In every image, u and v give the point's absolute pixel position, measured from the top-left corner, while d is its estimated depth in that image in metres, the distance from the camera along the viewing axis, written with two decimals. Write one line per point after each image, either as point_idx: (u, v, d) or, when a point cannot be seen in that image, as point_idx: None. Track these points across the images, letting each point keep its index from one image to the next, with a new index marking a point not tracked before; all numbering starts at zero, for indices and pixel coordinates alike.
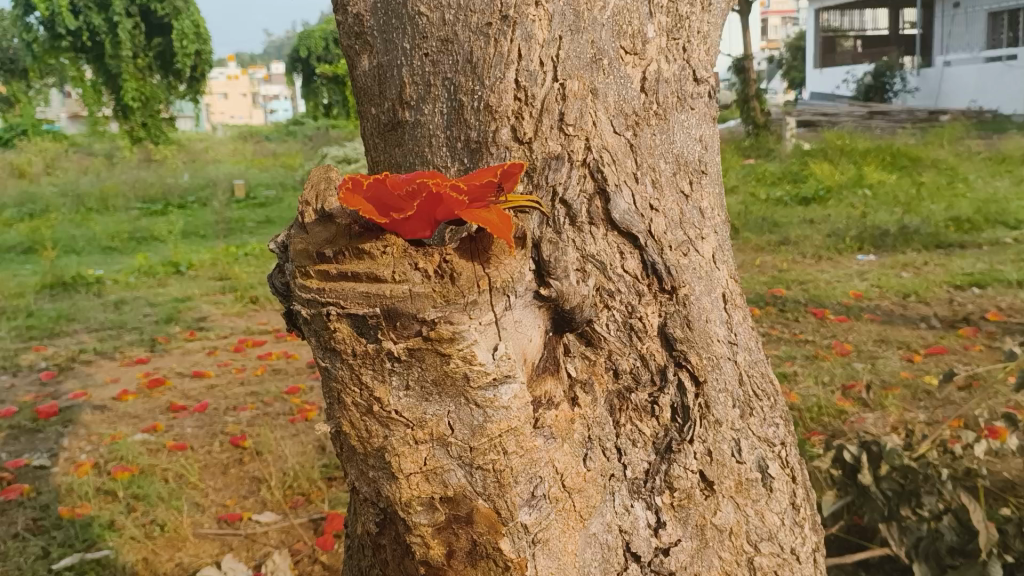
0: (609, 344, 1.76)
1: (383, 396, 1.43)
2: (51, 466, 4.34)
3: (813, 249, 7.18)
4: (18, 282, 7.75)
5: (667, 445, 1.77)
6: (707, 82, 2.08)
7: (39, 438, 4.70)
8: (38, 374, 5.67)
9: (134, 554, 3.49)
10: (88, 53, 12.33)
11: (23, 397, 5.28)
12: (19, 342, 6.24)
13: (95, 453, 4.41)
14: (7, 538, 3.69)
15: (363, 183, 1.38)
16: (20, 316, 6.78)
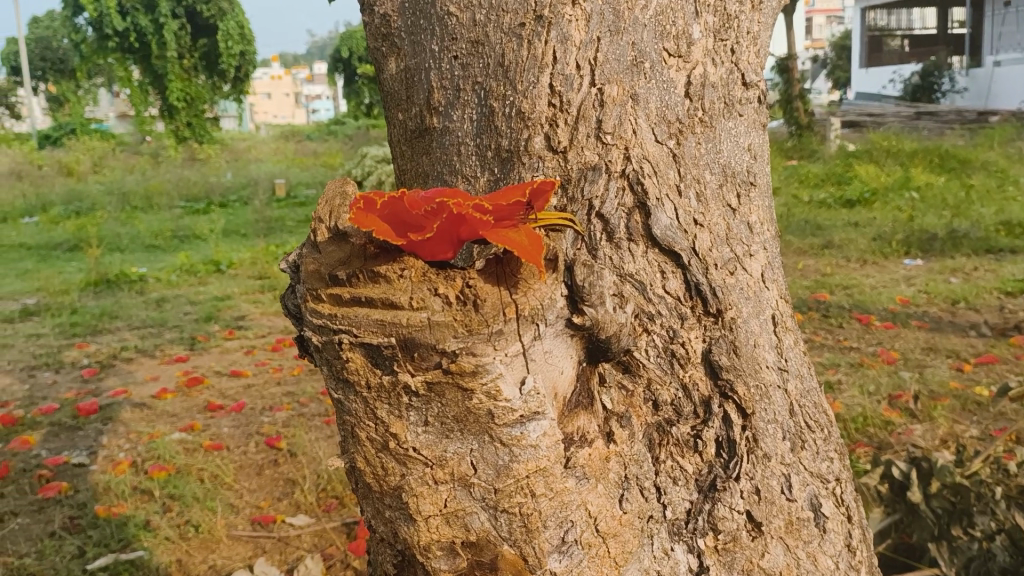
0: (649, 373, 1.62)
1: (399, 433, 1.31)
2: (90, 465, 4.29)
3: (858, 253, 6.95)
4: (63, 279, 7.78)
5: (710, 483, 1.64)
6: (757, 86, 1.93)
7: (78, 435, 4.66)
8: (80, 370, 5.65)
9: (168, 555, 3.44)
10: (135, 54, 12.36)
11: (64, 394, 5.24)
12: (62, 339, 6.24)
13: (133, 452, 4.36)
14: (42, 537, 3.63)
15: (377, 202, 1.26)
16: (65, 313, 6.78)
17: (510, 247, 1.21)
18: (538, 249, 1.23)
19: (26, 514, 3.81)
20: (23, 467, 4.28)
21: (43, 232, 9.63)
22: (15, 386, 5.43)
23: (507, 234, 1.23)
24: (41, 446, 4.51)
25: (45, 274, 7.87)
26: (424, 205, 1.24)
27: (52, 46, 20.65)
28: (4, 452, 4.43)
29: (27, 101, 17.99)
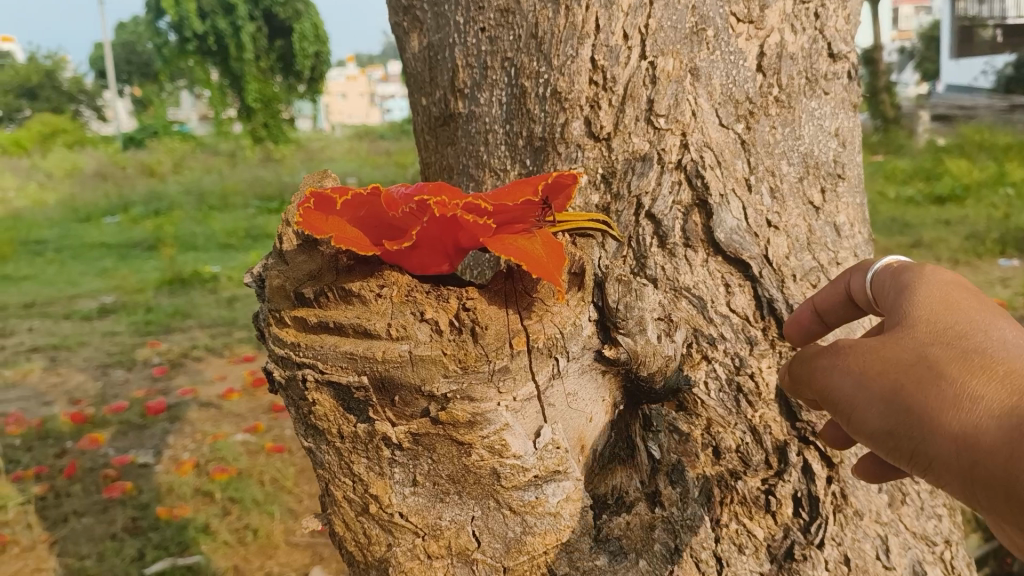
0: (709, 412, 1.29)
1: (381, 495, 1.02)
2: (155, 465, 3.60)
3: (948, 252, 6.39)
4: (140, 276, 6.93)
5: (786, 551, 1.23)
6: (849, 57, 1.58)
7: (146, 435, 3.92)
8: (151, 369, 4.95)
9: (227, 560, 2.91)
10: (214, 57, 9.02)
11: (134, 393, 4.58)
12: (136, 337, 5.50)
13: (198, 453, 3.67)
14: (103, 539, 3.05)
15: (337, 202, 0.98)
16: (139, 311, 5.96)
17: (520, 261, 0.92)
18: (554, 260, 0.95)
19: (90, 514, 3.20)
20: (91, 466, 3.58)
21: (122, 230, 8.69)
22: (85, 383, 4.78)
23: (514, 242, 0.96)
24: (110, 445, 3.78)
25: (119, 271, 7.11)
26: (402, 208, 0.96)
27: (137, 49, 19.51)
28: (73, 450, 3.73)
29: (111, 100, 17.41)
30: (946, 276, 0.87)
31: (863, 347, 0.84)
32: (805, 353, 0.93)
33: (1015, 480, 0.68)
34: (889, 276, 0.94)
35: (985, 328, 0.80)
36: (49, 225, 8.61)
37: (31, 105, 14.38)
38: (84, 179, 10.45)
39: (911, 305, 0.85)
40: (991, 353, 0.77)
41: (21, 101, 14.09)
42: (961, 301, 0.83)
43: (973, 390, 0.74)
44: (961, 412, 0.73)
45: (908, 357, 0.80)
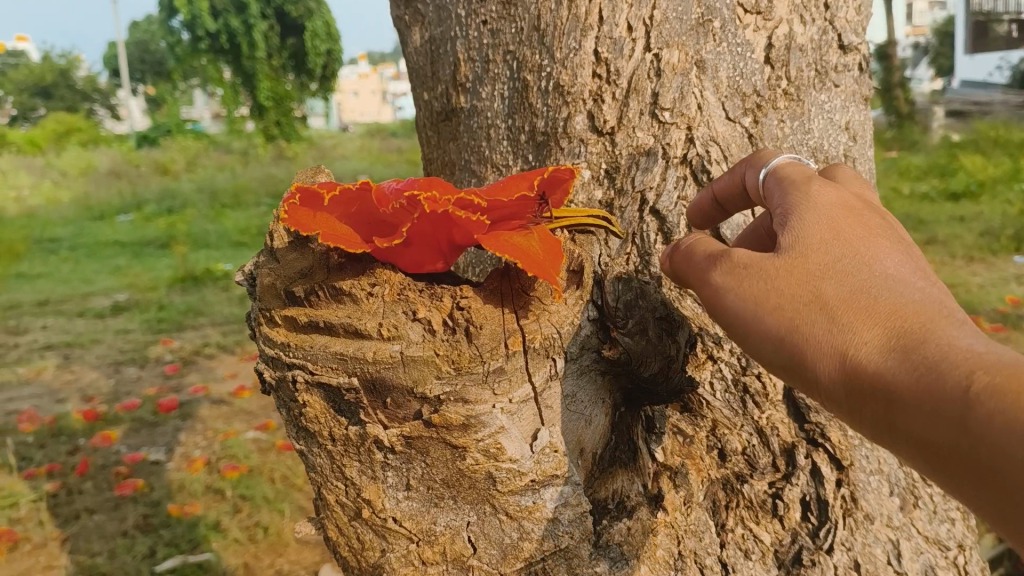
0: (715, 413, 1.23)
1: (374, 500, 0.99)
2: (167, 462, 3.47)
3: (963, 249, 6.30)
4: (153, 274, 6.81)
5: (794, 556, 1.20)
6: (859, 49, 1.54)
7: (158, 432, 3.80)
8: (163, 366, 4.81)
9: (238, 558, 2.80)
10: (228, 56, 8.97)
11: (147, 390, 4.45)
12: (149, 335, 5.38)
13: (210, 450, 3.55)
14: (114, 536, 2.93)
15: (325, 198, 0.95)
16: (152, 308, 5.85)
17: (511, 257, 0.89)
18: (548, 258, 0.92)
19: (101, 512, 3.08)
20: (103, 462, 3.46)
21: (135, 228, 8.59)
22: (97, 380, 4.61)
23: (508, 238, 0.93)
24: (122, 443, 3.66)
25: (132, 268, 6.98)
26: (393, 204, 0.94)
27: (151, 48, 19.38)
28: (85, 447, 3.61)
29: (125, 100, 17.32)
30: (833, 191, 0.88)
31: (755, 271, 0.85)
32: (697, 260, 0.94)
33: (894, 418, 0.72)
34: (780, 182, 0.94)
35: (869, 257, 0.82)
36: (62, 224, 8.50)
37: (45, 104, 14.35)
38: (98, 176, 10.34)
39: (801, 225, 0.85)
40: (875, 287, 0.79)
41: (36, 99, 14.15)
42: (847, 226, 0.85)
43: (858, 326, 0.77)
44: (849, 347, 0.76)
45: (799, 287, 0.82)
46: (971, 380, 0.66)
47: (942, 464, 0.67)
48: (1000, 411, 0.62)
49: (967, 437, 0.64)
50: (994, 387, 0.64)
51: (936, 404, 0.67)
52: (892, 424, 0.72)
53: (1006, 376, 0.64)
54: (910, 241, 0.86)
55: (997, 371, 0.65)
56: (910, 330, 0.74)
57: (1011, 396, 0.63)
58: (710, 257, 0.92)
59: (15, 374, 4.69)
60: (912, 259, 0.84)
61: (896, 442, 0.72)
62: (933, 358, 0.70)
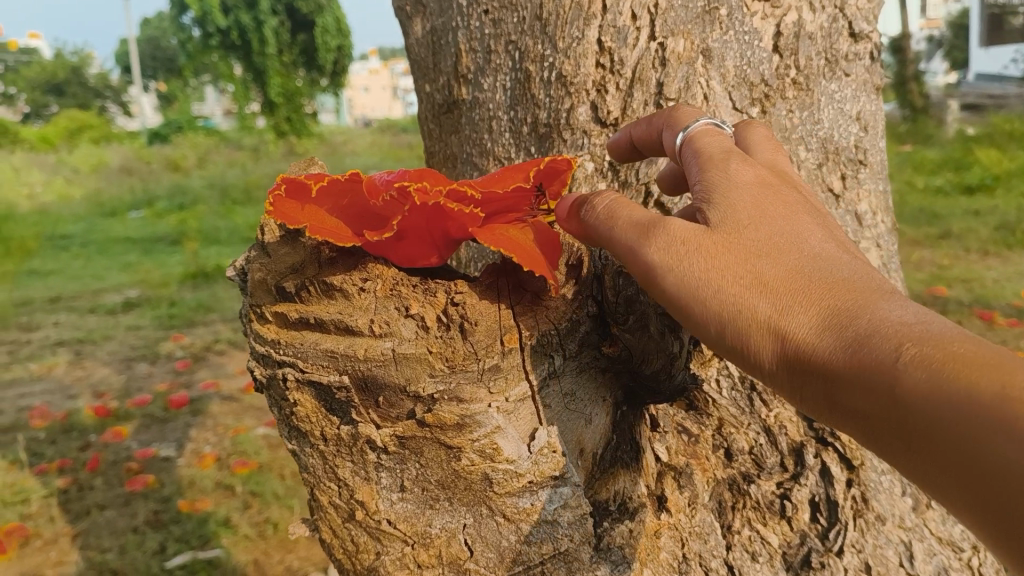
0: (721, 411, 1.21)
1: (367, 501, 0.96)
2: (178, 458, 3.39)
3: (979, 243, 6.21)
4: (165, 269, 6.76)
5: (803, 559, 1.17)
6: (871, 37, 1.50)
7: (169, 428, 3.72)
8: (174, 362, 4.74)
9: (247, 554, 2.72)
10: (239, 51, 8.92)
11: (158, 385, 4.38)
12: (160, 330, 5.31)
13: (221, 446, 3.48)
14: (124, 532, 2.85)
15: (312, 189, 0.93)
16: (163, 304, 5.80)
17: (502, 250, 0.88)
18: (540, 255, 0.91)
19: (112, 507, 3.01)
20: (114, 458, 3.39)
21: (147, 224, 8.53)
22: (109, 376, 4.52)
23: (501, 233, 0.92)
24: (134, 439, 3.59)
25: (143, 264, 6.92)
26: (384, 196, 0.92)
27: (162, 46, 19.38)
28: (96, 443, 3.54)
29: (137, 98, 17.30)
30: (750, 170, 0.88)
31: (689, 248, 0.82)
32: (622, 227, 0.88)
33: (833, 395, 0.72)
34: (698, 158, 0.92)
35: (795, 235, 0.82)
36: (75, 220, 8.44)
37: (57, 101, 14.38)
38: (110, 172, 10.30)
39: (726, 204, 0.84)
40: (803, 262, 0.79)
41: (47, 97, 14.20)
42: (770, 203, 0.84)
43: (793, 303, 0.76)
44: (784, 325, 0.76)
45: (731, 266, 0.80)
46: (903, 352, 0.66)
47: (883, 439, 0.68)
48: (934, 383, 0.63)
49: (904, 411, 0.65)
50: (924, 359, 0.65)
51: (872, 380, 0.68)
52: (833, 401, 0.72)
53: (937, 349, 0.65)
54: (825, 214, 0.87)
55: (926, 343, 0.66)
56: (838, 305, 0.74)
57: (937, 369, 0.63)
58: (638, 227, 0.87)
59: (27, 370, 4.62)
60: (831, 232, 0.85)
61: (839, 419, 0.72)
62: (864, 332, 0.70)
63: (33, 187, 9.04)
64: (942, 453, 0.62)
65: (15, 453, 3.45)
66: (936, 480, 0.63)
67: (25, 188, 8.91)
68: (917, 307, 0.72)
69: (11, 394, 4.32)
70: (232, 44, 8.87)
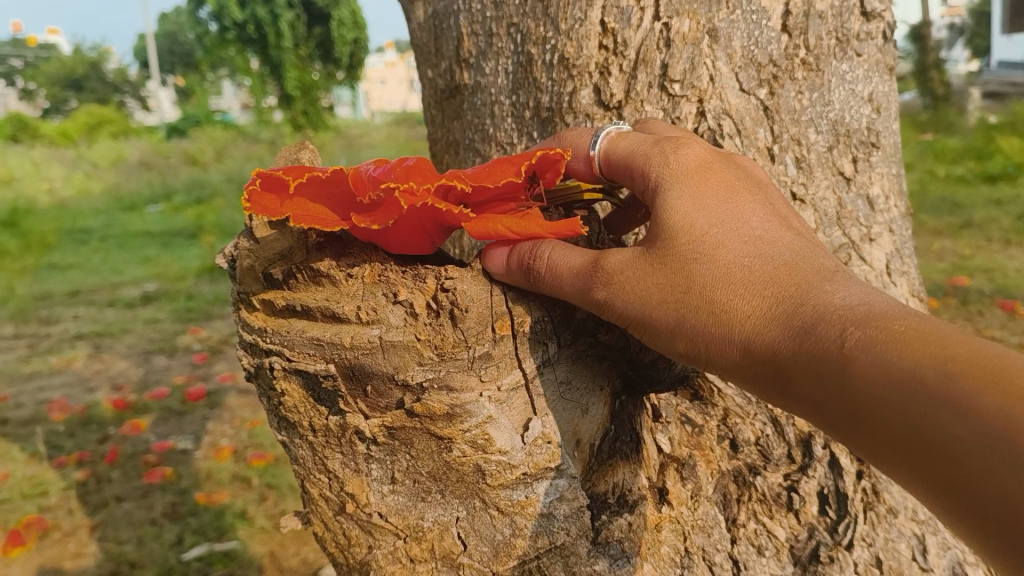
0: (727, 400, 1.19)
1: (357, 494, 0.94)
2: (195, 450, 3.37)
3: (1000, 232, 6.09)
4: (183, 263, 6.74)
5: (812, 553, 1.12)
6: (883, 16, 1.44)
7: (187, 421, 3.70)
8: (192, 355, 4.72)
9: (263, 546, 2.69)
10: (255, 45, 8.87)
11: (175, 378, 4.36)
12: (178, 324, 5.29)
13: (238, 438, 3.46)
14: (142, 524, 2.83)
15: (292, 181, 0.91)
16: (180, 298, 5.79)
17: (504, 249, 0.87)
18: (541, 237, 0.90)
19: (129, 499, 2.99)
20: (131, 451, 3.37)
21: (165, 216, 8.52)
22: (127, 370, 4.51)
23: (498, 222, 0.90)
24: (152, 431, 3.57)
25: (161, 258, 6.91)
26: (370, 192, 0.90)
27: (180, 40, 19.47)
28: (115, 436, 3.53)
29: (156, 93, 17.32)
30: (691, 157, 0.90)
31: (631, 271, 0.86)
32: (568, 283, 0.90)
33: (784, 385, 0.76)
34: (638, 159, 0.94)
35: (735, 221, 0.85)
36: (94, 214, 8.45)
37: (76, 96, 14.41)
38: (129, 167, 10.31)
39: (667, 205, 0.86)
40: (747, 253, 0.83)
41: (66, 92, 14.28)
42: (715, 192, 0.86)
43: (739, 294, 0.80)
44: (732, 318, 0.80)
45: (676, 272, 0.84)
46: (844, 335, 0.71)
47: (829, 420, 0.72)
48: (879, 363, 0.67)
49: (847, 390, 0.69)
50: (867, 341, 0.69)
51: (818, 364, 0.72)
52: (781, 386, 0.76)
53: (876, 330, 0.69)
54: (766, 192, 0.90)
55: (867, 324, 0.70)
56: (782, 293, 0.78)
57: (877, 349, 0.68)
58: (580, 277, 0.89)
59: (47, 364, 4.61)
60: (770, 212, 0.89)
61: (786, 403, 0.76)
62: (808, 318, 0.75)
63: (53, 182, 9.07)
64: (890, 435, 0.66)
65: (34, 445, 3.44)
66: (881, 455, 0.67)
67: (45, 183, 8.92)
68: (854, 287, 0.76)
69: (31, 387, 4.31)
70: (248, 38, 8.81)
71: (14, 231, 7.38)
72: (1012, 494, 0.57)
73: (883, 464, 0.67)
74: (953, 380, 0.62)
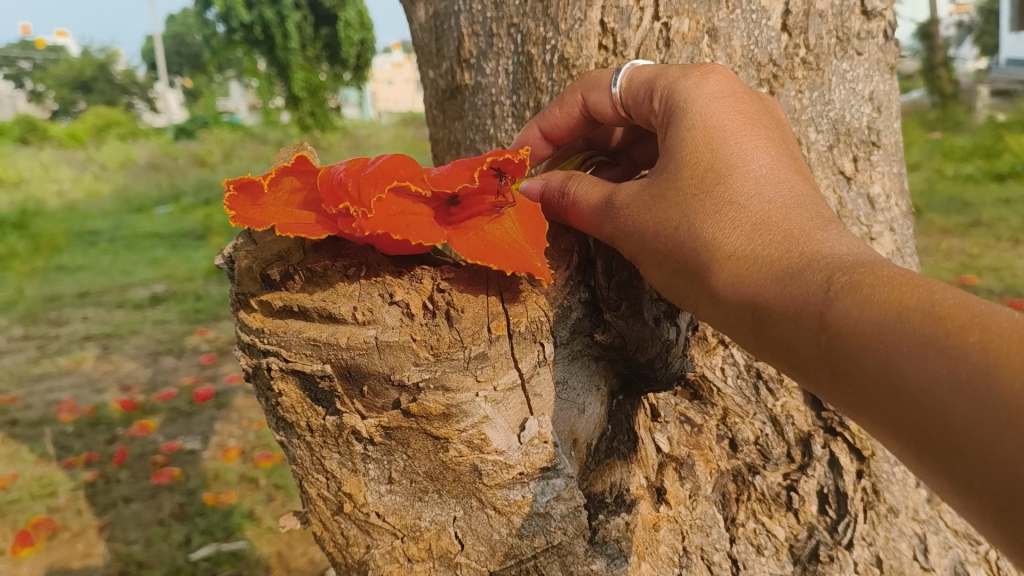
0: (726, 400, 1.18)
1: (355, 493, 0.94)
2: (203, 451, 3.38)
3: (1009, 232, 6.06)
4: (191, 264, 6.76)
5: (811, 552, 1.12)
6: (884, 15, 1.43)
7: (195, 421, 3.71)
8: (200, 356, 4.73)
9: (270, 546, 2.69)
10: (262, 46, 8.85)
11: (184, 378, 4.37)
12: (185, 325, 5.31)
13: (245, 438, 3.47)
14: (151, 525, 2.84)
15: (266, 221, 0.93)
16: (189, 299, 5.81)
17: (476, 259, 0.88)
18: (524, 237, 0.93)
19: (138, 500, 2.99)
20: (140, 451, 3.39)
21: (173, 217, 8.55)
22: (136, 371, 4.52)
23: (474, 231, 0.92)
24: (160, 432, 3.58)
25: (169, 259, 6.93)
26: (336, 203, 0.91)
27: (188, 40, 19.52)
28: (123, 436, 3.54)
29: (164, 94, 17.36)
30: (712, 94, 0.95)
31: (638, 205, 0.94)
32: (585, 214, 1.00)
33: (766, 329, 0.80)
34: (661, 86, 1.00)
35: (742, 164, 0.89)
36: (103, 216, 8.48)
37: (85, 98, 14.47)
38: (137, 169, 10.34)
39: (680, 137, 0.93)
40: (748, 188, 0.88)
41: (75, 94, 14.35)
42: (729, 124, 0.92)
43: (732, 227, 0.85)
44: (723, 254, 0.85)
45: (677, 204, 0.90)
46: (830, 282, 0.73)
47: (806, 365, 0.74)
48: (859, 308, 0.69)
49: (825, 331, 0.72)
50: (850, 287, 0.71)
51: (801, 308, 0.74)
52: (760, 325, 0.80)
53: (861, 276, 0.71)
54: (781, 135, 0.95)
55: (853, 272, 0.72)
56: (771, 233, 0.83)
57: (861, 293, 0.70)
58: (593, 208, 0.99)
59: (56, 365, 4.64)
60: (781, 156, 0.92)
61: (767, 347, 0.80)
62: (798, 266, 0.78)
63: (62, 184, 9.12)
64: (860, 380, 0.68)
65: (44, 446, 3.46)
66: (854, 400, 0.69)
67: (54, 185, 8.96)
68: (840, 238, 0.80)
69: (40, 388, 4.33)
70: (255, 39, 8.80)
71: (23, 232, 7.42)
72: (979, 437, 0.58)
73: (856, 411, 0.70)
74: (929, 326, 0.63)
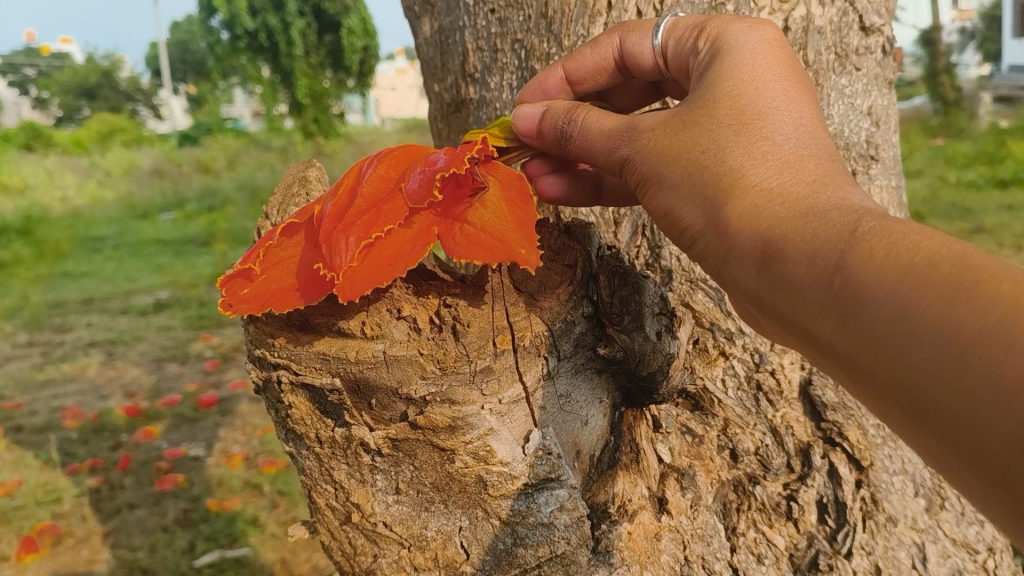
0: (727, 411, 1.21)
1: (363, 503, 0.96)
2: (207, 457, 3.39)
3: (1012, 238, 6.07)
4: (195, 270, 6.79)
5: (811, 561, 1.14)
6: (882, 30, 1.46)
7: (199, 427, 3.73)
8: (204, 363, 4.75)
9: (274, 553, 2.71)
10: (266, 53, 8.89)
11: (188, 385, 4.39)
12: (189, 331, 5.33)
13: (249, 445, 3.49)
14: (155, 531, 2.86)
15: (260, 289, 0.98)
16: (193, 305, 5.82)
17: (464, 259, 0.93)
18: (514, 225, 0.96)
19: (142, 506, 3.01)
20: (143, 458, 3.41)
21: (177, 224, 8.58)
22: (140, 377, 4.54)
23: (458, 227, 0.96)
24: (163, 438, 3.60)
25: (173, 265, 6.95)
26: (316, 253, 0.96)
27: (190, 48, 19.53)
28: (127, 443, 3.56)
29: (169, 102, 17.38)
30: (764, 45, 0.94)
31: (662, 132, 0.92)
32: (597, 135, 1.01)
33: (774, 266, 0.77)
34: (713, 25, 1.00)
35: (779, 108, 0.87)
36: (107, 222, 8.51)
37: (89, 105, 14.50)
38: (141, 175, 10.37)
39: (720, 74, 0.91)
40: (781, 130, 0.86)
41: (80, 101, 14.39)
42: (774, 71, 0.90)
43: (756, 161, 0.83)
44: (740, 184, 0.82)
45: (704, 131, 0.87)
46: (857, 225, 0.71)
47: (816, 301, 0.71)
48: (889, 246, 0.66)
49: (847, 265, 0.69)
50: (880, 230, 0.69)
51: (822, 242, 0.72)
52: (769, 261, 0.77)
53: (893, 224, 0.69)
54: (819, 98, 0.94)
55: (882, 220, 0.70)
56: (799, 177, 0.80)
57: (894, 236, 0.67)
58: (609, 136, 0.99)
59: (61, 371, 4.65)
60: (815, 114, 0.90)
61: (772, 284, 0.77)
62: (819, 211, 0.75)
63: (67, 190, 9.14)
64: (875, 318, 0.65)
65: (48, 453, 3.47)
66: (864, 340, 0.66)
67: (59, 191, 8.99)
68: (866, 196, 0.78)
69: (45, 395, 4.35)
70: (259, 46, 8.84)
71: (28, 240, 7.45)
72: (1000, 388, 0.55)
73: (862, 354, 0.67)
74: (966, 275, 0.60)
